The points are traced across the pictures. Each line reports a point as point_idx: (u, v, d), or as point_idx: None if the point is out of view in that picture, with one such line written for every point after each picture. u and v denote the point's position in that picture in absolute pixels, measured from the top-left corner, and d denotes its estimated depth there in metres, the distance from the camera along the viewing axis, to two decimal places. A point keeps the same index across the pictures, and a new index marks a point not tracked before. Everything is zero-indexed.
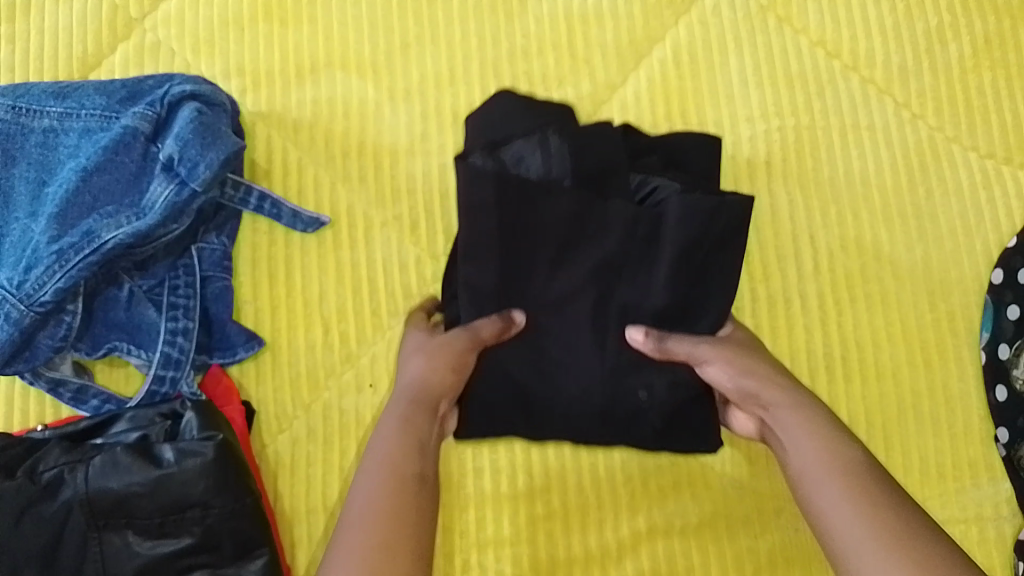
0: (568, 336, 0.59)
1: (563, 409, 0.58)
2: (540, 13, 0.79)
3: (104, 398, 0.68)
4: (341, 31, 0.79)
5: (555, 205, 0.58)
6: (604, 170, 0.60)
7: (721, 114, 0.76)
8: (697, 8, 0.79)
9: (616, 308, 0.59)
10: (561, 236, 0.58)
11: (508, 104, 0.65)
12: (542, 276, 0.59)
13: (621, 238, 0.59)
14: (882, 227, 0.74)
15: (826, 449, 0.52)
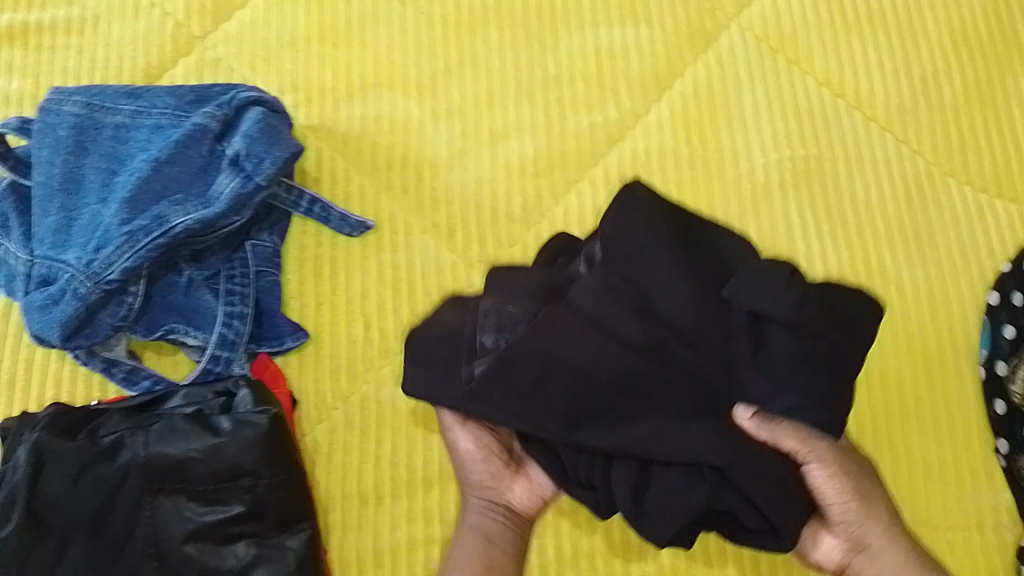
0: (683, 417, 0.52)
1: (778, 470, 0.52)
2: (572, 46, 0.86)
3: (155, 380, 0.71)
4: (388, 54, 0.85)
5: (554, 334, 0.53)
6: (550, 283, 0.58)
7: (737, 142, 0.83)
8: (715, 48, 0.86)
9: (574, 359, 0.53)
10: (587, 359, 0.53)
11: (446, 315, 0.63)
12: (614, 398, 0.53)
13: (621, 306, 0.54)
14: (886, 248, 0.80)
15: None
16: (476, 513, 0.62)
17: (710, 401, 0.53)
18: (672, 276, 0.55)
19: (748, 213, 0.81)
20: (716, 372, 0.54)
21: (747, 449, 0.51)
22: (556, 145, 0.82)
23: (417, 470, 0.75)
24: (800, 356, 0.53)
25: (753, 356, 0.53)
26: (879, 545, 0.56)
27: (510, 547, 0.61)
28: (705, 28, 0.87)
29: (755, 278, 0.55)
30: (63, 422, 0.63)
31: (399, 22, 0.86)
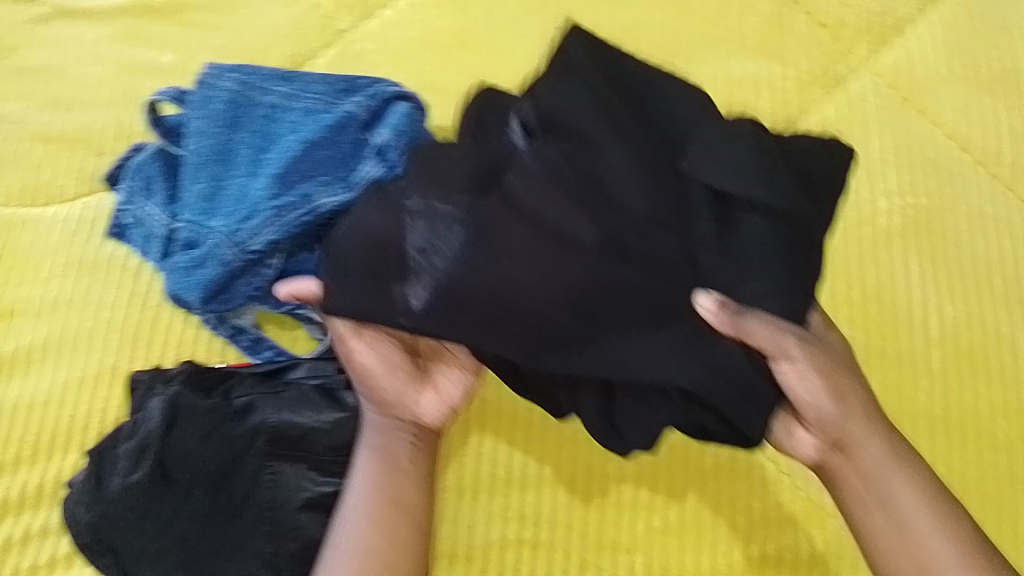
0: (678, 322, 0.58)
1: (745, 370, 0.58)
2: (704, 74, 0.87)
3: (277, 351, 0.74)
4: (525, 65, 0.87)
5: (496, 239, 0.57)
6: (476, 160, 0.59)
7: (859, 186, 0.83)
8: (844, 92, 0.87)
9: (559, 272, 0.57)
10: (541, 265, 0.57)
11: (365, 216, 0.60)
12: (598, 304, 0.57)
13: (574, 207, 0.58)
14: (1002, 307, 0.80)
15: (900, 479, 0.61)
16: (376, 433, 0.63)
17: (687, 299, 0.58)
18: (619, 160, 0.59)
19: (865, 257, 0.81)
20: (664, 246, 0.58)
21: (708, 360, 0.57)
22: None
23: (515, 470, 0.74)
24: (757, 232, 0.59)
25: (704, 230, 0.59)
26: (859, 437, 0.62)
27: (412, 466, 0.63)
28: (834, 70, 0.88)
29: (712, 145, 0.61)
30: (201, 380, 0.67)
31: (537, 36, 0.88)
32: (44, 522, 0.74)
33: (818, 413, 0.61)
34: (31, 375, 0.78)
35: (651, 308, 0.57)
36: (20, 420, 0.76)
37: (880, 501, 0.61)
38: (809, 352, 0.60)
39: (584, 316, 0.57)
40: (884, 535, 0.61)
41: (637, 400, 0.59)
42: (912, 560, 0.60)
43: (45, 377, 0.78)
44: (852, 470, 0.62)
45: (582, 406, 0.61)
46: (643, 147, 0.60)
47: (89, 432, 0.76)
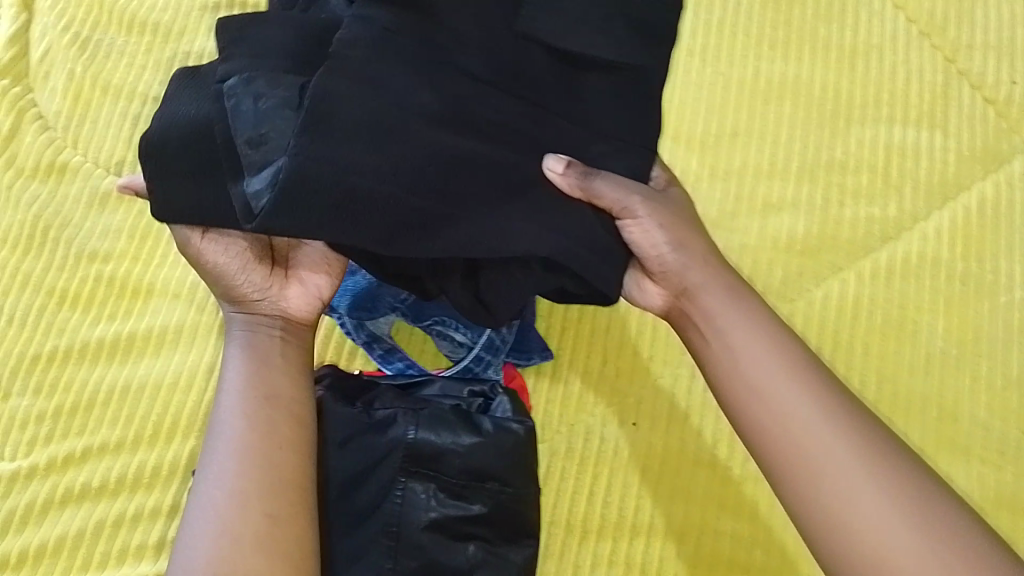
0: (493, 197, 0.58)
1: (601, 236, 0.61)
2: (862, 137, 0.86)
3: (409, 363, 0.74)
4: (680, 107, 0.87)
5: (355, 114, 0.55)
6: (301, 33, 0.60)
7: (1011, 270, 0.81)
8: (1006, 170, 0.84)
9: (414, 151, 0.56)
10: (397, 147, 0.56)
11: (178, 107, 0.61)
12: (462, 189, 0.57)
13: (408, 75, 0.57)
14: None
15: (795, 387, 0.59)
16: (245, 340, 0.64)
17: (507, 179, 0.59)
18: (462, 29, 0.60)
19: (1010, 344, 0.79)
20: (561, 133, 0.62)
21: (557, 225, 0.59)
22: (828, 229, 0.83)
23: (627, 515, 0.75)
24: (597, 92, 0.63)
25: (554, 97, 0.62)
26: (738, 321, 0.63)
27: (291, 360, 0.64)
28: (998, 147, 0.85)
29: (557, 11, 0.62)
30: (346, 387, 0.68)
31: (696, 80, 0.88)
32: (156, 502, 0.74)
33: (667, 265, 0.64)
34: (161, 355, 0.79)
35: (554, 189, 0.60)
36: (145, 398, 0.77)
37: (784, 400, 0.59)
38: (655, 210, 0.63)
39: (454, 190, 0.57)
40: (789, 433, 0.58)
41: (515, 270, 0.60)
42: (808, 466, 0.57)
43: (175, 359, 0.79)
44: (749, 349, 0.62)
45: (492, 275, 0.61)
46: (598, 52, 0.62)
47: (210, 419, 0.77)
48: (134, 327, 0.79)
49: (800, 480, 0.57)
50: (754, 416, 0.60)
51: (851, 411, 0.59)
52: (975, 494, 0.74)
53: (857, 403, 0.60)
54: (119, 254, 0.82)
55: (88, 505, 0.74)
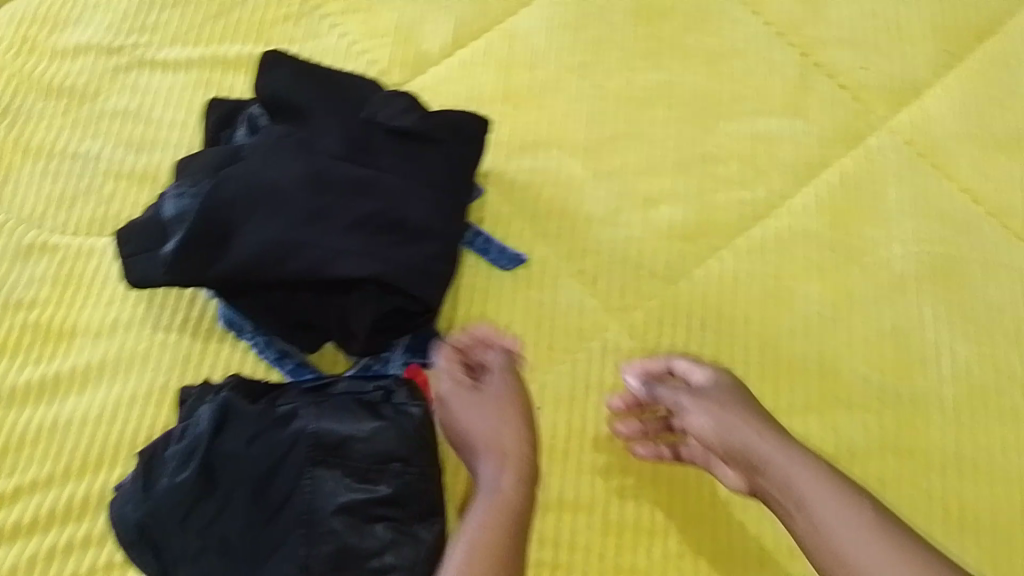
0: (341, 240, 0.70)
1: (439, 267, 0.71)
2: (730, 130, 0.93)
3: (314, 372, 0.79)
4: (562, 119, 0.94)
5: (240, 195, 0.71)
6: (212, 153, 0.76)
7: (876, 233, 0.88)
8: (863, 147, 0.92)
9: (279, 217, 0.70)
10: (262, 210, 0.70)
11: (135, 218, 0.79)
12: (313, 238, 0.70)
13: (275, 157, 0.72)
14: (1015, 353, 0.83)
15: (827, 493, 0.68)
16: (493, 470, 0.71)
17: (354, 225, 0.70)
18: (320, 120, 0.75)
19: (881, 296, 0.85)
20: (401, 185, 0.72)
21: (389, 257, 0.70)
22: (704, 215, 0.89)
23: (538, 493, 0.79)
24: (428, 154, 0.74)
25: (392, 158, 0.74)
26: (770, 459, 0.71)
27: (520, 505, 0.70)
28: (856, 128, 0.93)
29: (390, 103, 0.76)
30: (251, 389, 0.72)
31: (576, 94, 0.95)
32: (89, 528, 0.78)
33: (722, 439, 0.74)
34: (87, 391, 0.83)
35: (390, 226, 0.71)
36: (73, 431, 0.81)
37: (817, 500, 0.68)
38: (702, 401, 0.76)
39: (307, 232, 0.70)
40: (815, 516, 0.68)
41: (350, 296, 0.70)
42: (844, 562, 0.65)
43: (99, 392, 0.83)
44: (798, 475, 0.70)
45: (343, 305, 0.71)
46: (415, 120, 0.75)
47: (137, 445, 0.80)
48: (61, 366, 0.84)
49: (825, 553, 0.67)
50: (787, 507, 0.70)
51: (893, 526, 0.66)
52: (860, 440, 0.79)
53: (901, 524, 0.67)
54: (44, 300, 0.86)
55: (23, 541, 0.77)
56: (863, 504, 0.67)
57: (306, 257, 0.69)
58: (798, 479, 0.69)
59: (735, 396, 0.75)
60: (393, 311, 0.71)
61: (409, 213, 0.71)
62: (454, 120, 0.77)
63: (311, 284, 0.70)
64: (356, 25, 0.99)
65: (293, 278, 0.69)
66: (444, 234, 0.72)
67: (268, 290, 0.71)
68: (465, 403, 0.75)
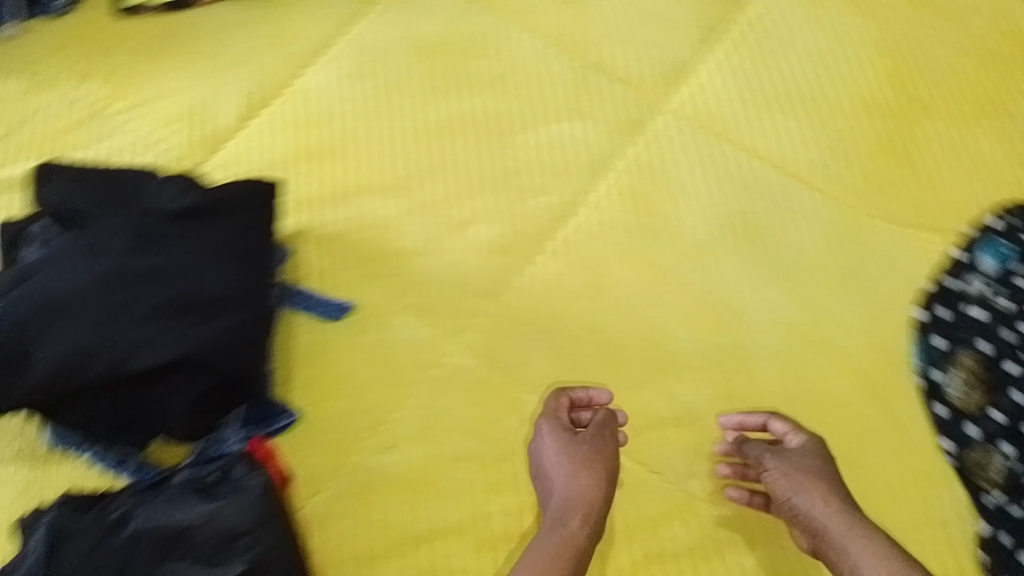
0: (143, 330, 0.70)
1: (247, 335, 0.73)
2: (526, 140, 0.95)
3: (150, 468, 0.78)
4: (368, 164, 0.92)
5: (28, 310, 0.70)
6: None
7: (675, 207, 0.92)
8: (650, 129, 0.95)
9: (74, 322, 0.70)
10: (55, 319, 0.70)
11: None
12: (114, 335, 0.70)
13: (59, 266, 0.72)
14: (818, 287, 0.89)
15: (861, 546, 0.72)
16: (556, 514, 0.76)
17: (153, 313, 0.71)
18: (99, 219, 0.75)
19: (691, 264, 0.90)
20: (194, 265, 0.74)
21: (195, 337, 0.71)
22: (517, 226, 0.91)
23: (409, 529, 0.79)
24: (216, 229, 0.76)
25: (179, 239, 0.75)
26: (825, 499, 0.76)
27: (578, 549, 0.73)
28: (639, 114, 0.96)
29: (168, 188, 0.77)
30: (82, 505, 0.72)
31: (375, 135, 0.94)
32: None
33: (792, 505, 0.77)
34: None
35: (187, 307, 0.72)
36: None
37: (854, 529, 0.73)
38: (784, 462, 0.79)
39: (103, 332, 0.70)
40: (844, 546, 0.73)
41: (164, 383, 0.71)
42: None
43: None
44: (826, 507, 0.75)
45: (157, 395, 0.71)
46: (196, 200, 0.76)
47: None
48: None
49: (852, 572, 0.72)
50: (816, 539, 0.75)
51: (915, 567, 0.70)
52: (696, 401, 0.85)
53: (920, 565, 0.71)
54: None
55: None
56: (888, 549, 0.71)
57: (111, 356, 0.69)
58: (852, 545, 0.72)
59: (823, 463, 0.78)
60: (210, 389, 0.72)
61: (206, 291, 0.73)
62: (233, 190, 0.78)
63: (119, 382, 0.70)
64: (142, 117, 0.95)
65: (101, 379, 0.69)
66: (243, 302, 0.74)
67: (80, 397, 0.70)
68: (579, 449, 0.78)
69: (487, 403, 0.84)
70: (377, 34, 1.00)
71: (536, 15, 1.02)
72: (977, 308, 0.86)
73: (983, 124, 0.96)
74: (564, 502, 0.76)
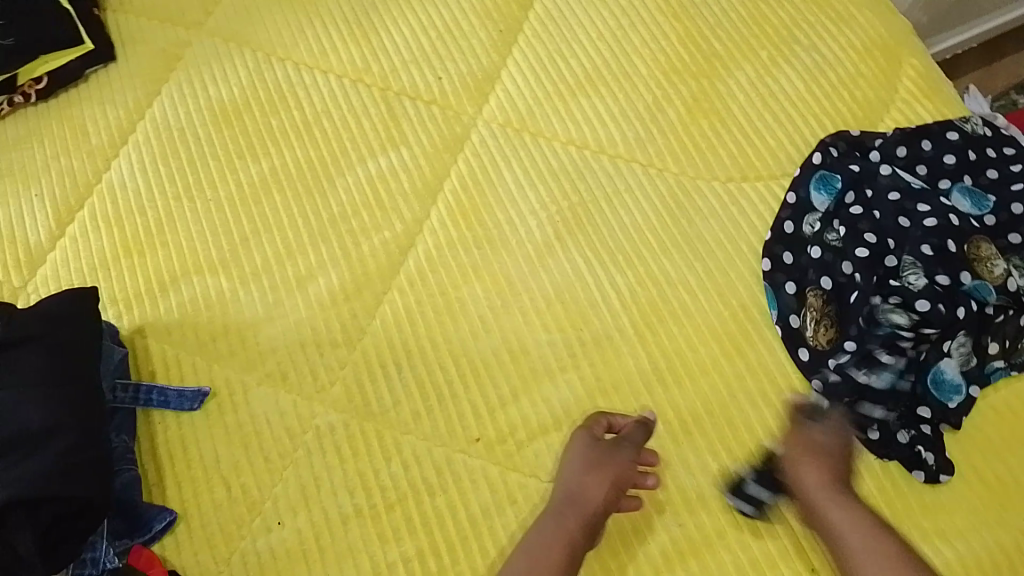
0: None
1: (82, 457, 0.69)
2: (347, 183, 0.94)
3: None
4: (190, 245, 0.91)
5: None
6: None
7: (508, 214, 0.92)
8: (468, 145, 0.96)
9: None
10: None
11: None
12: None
13: None
14: (664, 259, 0.89)
15: (844, 512, 0.73)
16: (559, 513, 0.74)
17: None
18: None
19: (537, 266, 0.90)
20: (12, 400, 0.70)
21: (21, 475, 0.67)
22: (357, 270, 0.90)
23: None
24: (29, 354, 0.72)
25: None
26: (811, 459, 0.77)
27: (571, 551, 0.72)
28: (453, 132, 0.96)
29: None
30: None
31: (192, 215, 0.93)
32: None
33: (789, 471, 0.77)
34: None
35: (10, 445, 0.68)
36: None
37: (836, 501, 0.74)
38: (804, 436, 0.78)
39: None
40: (831, 518, 0.73)
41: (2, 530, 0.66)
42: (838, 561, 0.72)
43: None
44: (811, 471, 0.76)
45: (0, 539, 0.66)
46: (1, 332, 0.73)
47: None
48: None
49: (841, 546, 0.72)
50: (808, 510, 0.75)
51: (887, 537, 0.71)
52: (571, 399, 0.83)
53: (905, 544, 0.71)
54: None
55: None
56: (859, 516, 0.73)
57: None
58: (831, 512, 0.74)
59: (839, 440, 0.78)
60: (56, 523, 0.67)
61: (27, 423, 0.69)
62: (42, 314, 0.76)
63: None
64: None
65: None
66: (74, 423, 0.70)
67: None
68: (600, 455, 0.76)
69: (364, 454, 0.81)
70: (177, 112, 0.98)
71: (331, 56, 1.01)
72: (817, 248, 0.88)
73: (785, 64, 0.99)
74: (563, 502, 0.75)
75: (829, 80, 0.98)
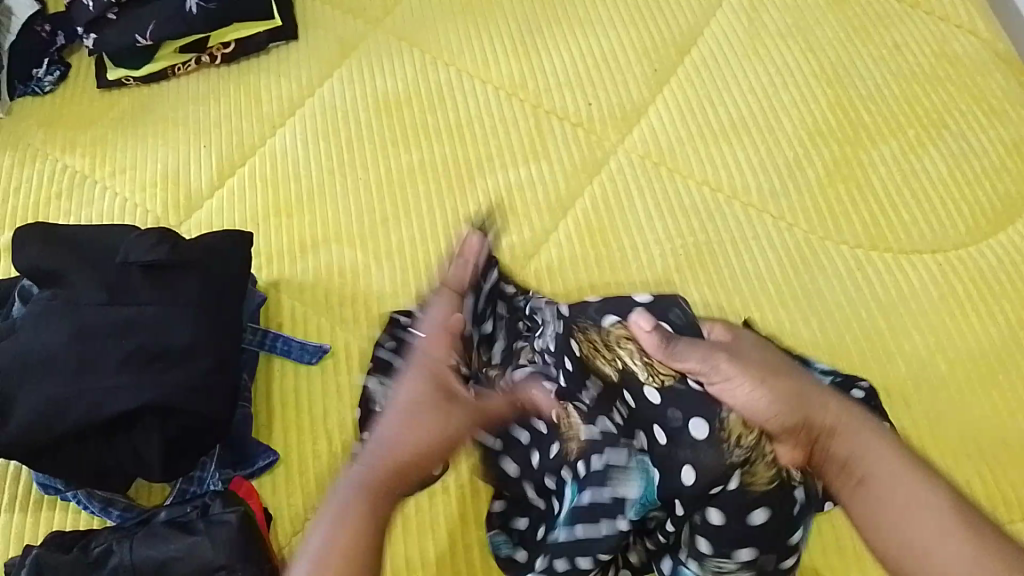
0: (111, 383, 0.73)
1: (213, 381, 0.75)
2: (486, 186, 0.99)
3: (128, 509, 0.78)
4: (334, 216, 0.97)
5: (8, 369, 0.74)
6: None
7: (634, 240, 0.95)
8: (606, 170, 0.99)
9: (48, 383, 0.73)
10: (34, 377, 0.73)
11: None
12: (87, 387, 0.73)
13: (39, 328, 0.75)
14: (781, 309, 0.91)
15: (879, 449, 0.57)
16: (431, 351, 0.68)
17: (120, 365, 0.74)
18: (79, 275, 0.78)
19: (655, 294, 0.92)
20: (161, 315, 0.76)
21: (161, 382, 0.74)
22: None
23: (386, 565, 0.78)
24: (182, 277, 0.78)
25: (146, 292, 0.77)
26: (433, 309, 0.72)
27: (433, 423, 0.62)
28: (594, 156, 1.00)
29: (132, 242, 0.79)
30: (62, 540, 0.74)
31: (341, 190, 0.99)
32: None
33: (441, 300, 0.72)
34: None
35: (154, 356, 0.75)
36: None
37: (868, 437, 0.58)
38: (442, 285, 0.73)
39: (80, 381, 0.73)
40: (866, 454, 0.57)
41: (135, 430, 0.74)
42: (885, 516, 0.55)
43: None
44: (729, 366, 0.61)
45: (132, 441, 0.74)
46: (160, 250, 0.78)
47: None
48: None
49: (863, 494, 0.56)
50: (835, 457, 0.57)
51: (958, 516, 0.54)
52: None
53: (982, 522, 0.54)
54: None
55: None
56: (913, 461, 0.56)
57: (85, 405, 0.72)
58: (858, 438, 0.58)
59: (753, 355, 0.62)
60: (184, 433, 0.75)
61: (172, 338, 0.75)
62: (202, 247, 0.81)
63: (95, 428, 0.73)
64: (124, 183, 0.99)
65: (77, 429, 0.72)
66: (211, 348, 0.76)
67: (58, 448, 0.73)
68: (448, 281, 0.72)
69: None
70: (343, 95, 1.05)
71: (492, 68, 1.07)
72: None
73: (930, 146, 1.00)
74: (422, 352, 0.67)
75: (971, 168, 0.98)
